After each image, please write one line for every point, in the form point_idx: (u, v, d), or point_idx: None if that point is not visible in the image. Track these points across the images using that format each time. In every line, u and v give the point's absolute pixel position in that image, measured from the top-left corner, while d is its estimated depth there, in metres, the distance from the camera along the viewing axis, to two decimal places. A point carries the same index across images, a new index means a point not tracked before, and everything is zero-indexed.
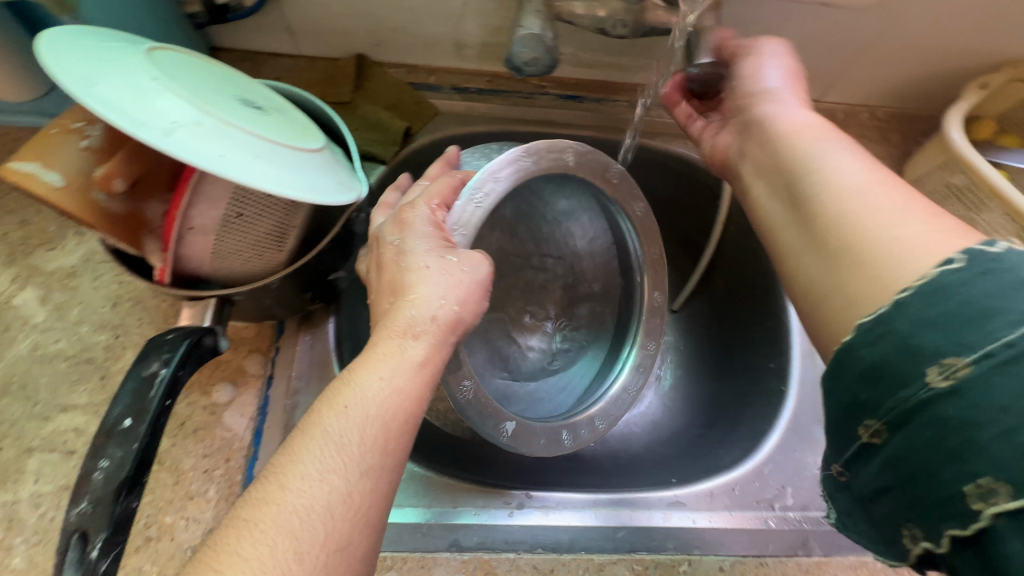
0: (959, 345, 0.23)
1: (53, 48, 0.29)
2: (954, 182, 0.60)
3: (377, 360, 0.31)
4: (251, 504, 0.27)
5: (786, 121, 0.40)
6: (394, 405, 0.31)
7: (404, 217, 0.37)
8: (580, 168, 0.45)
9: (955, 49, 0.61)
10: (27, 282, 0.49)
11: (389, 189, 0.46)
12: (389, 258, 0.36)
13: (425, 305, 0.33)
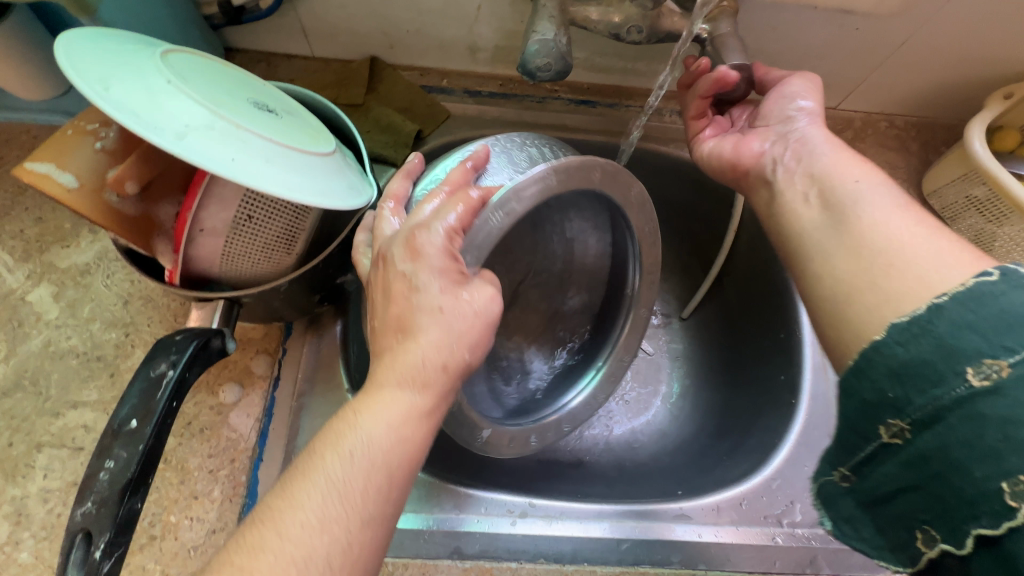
0: (1000, 348, 0.23)
1: (71, 50, 0.30)
2: (975, 195, 0.58)
3: (382, 406, 0.31)
4: (247, 550, 0.27)
5: (815, 153, 0.42)
6: (394, 453, 0.30)
7: (417, 245, 0.33)
8: (606, 186, 0.41)
9: (979, 58, 0.59)
10: (41, 279, 0.50)
11: (397, 178, 0.41)
12: (397, 290, 0.33)
13: (434, 351, 0.32)
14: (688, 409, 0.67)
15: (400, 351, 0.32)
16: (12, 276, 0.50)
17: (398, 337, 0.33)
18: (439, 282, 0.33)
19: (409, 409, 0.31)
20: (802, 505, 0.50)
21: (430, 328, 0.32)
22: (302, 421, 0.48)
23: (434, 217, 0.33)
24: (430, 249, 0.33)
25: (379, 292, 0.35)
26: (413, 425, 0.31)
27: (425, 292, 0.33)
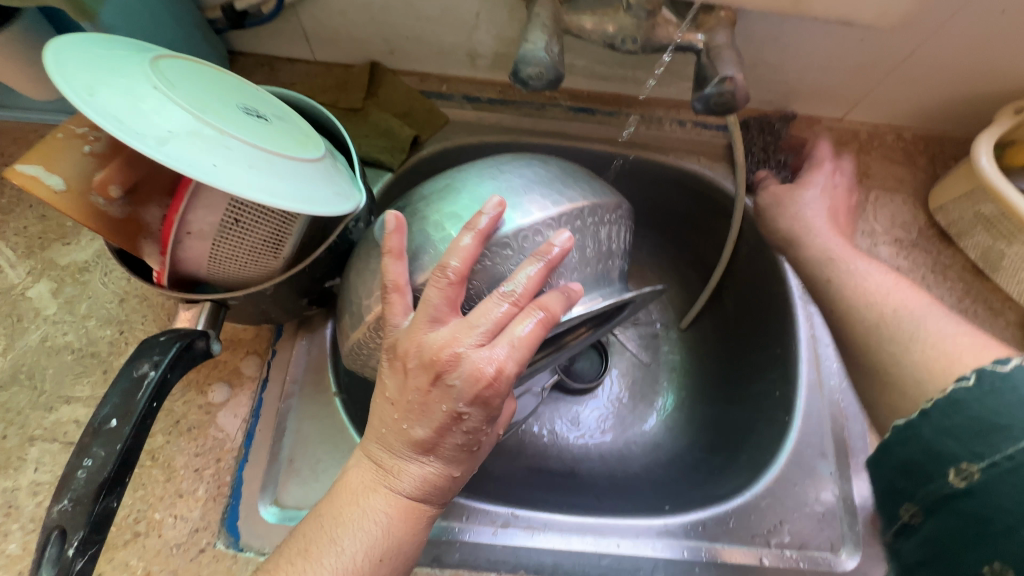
0: (972, 453, 0.29)
1: (59, 56, 0.30)
2: (982, 212, 0.56)
3: (381, 501, 0.33)
4: None
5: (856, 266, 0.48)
6: (391, 551, 0.32)
7: (487, 387, 0.32)
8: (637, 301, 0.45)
9: (990, 72, 0.58)
10: (42, 275, 0.51)
11: (461, 232, 0.35)
12: (442, 419, 0.32)
13: (448, 460, 0.33)
14: (683, 421, 0.66)
15: (417, 467, 0.33)
16: (15, 271, 0.51)
17: (421, 457, 0.33)
18: (487, 422, 0.33)
19: (422, 515, 0.34)
20: (791, 525, 0.49)
21: (453, 461, 0.33)
22: (289, 422, 0.49)
23: (510, 355, 0.32)
24: (498, 391, 0.32)
25: (414, 397, 0.33)
26: (420, 523, 0.34)
27: (472, 430, 0.33)
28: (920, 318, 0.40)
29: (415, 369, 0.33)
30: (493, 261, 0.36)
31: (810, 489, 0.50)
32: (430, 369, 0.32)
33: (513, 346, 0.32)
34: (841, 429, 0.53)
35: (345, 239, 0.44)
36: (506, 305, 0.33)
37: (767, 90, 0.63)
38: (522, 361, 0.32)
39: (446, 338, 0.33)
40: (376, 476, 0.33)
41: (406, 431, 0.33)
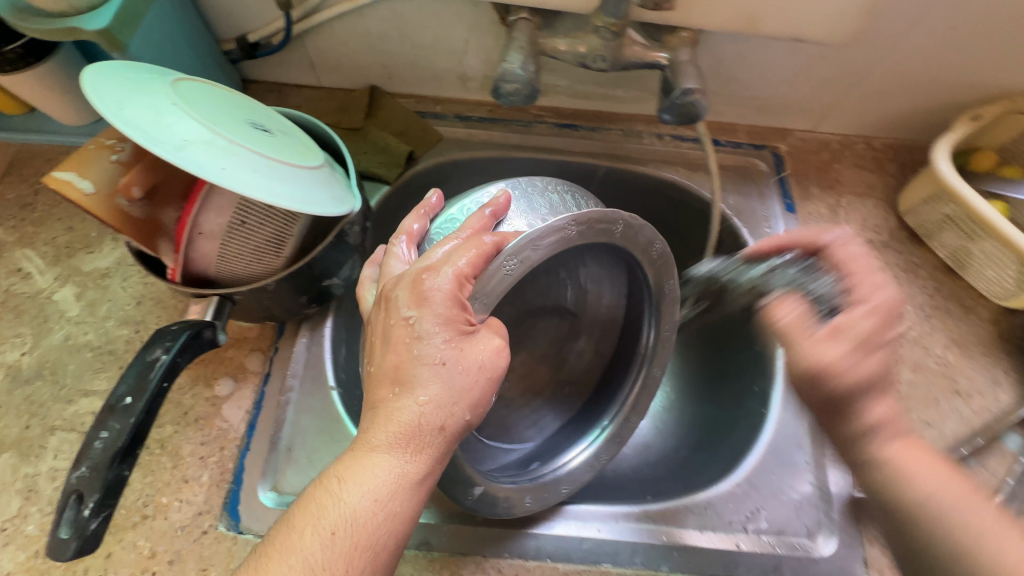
0: None
1: (95, 77, 0.35)
2: (947, 213, 0.59)
3: (365, 472, 0.35)
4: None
5: (911, 468, 0.32)
6: (379, 523, 0.34)
7: (423, 289, 0.36)
8: (624, 241, 0.43)
9: (948, 83, 0.62)
10: (67, 281, 0.56)
11: (416, 208, 0.45)
12: (398, 337, 0.36)
13: (432, 411, 0.36)
14: (672, 423, 0.68)
15: (388, 412, 0.36)
16: (43, 277, 0.56)
17: (393, 392, 0.36)
18: (440, 326, 0.36)
19: (396, 479, 0.35)
20: (768, 512, 0.51)
21: (421, 383, 0.36)
22: (288, 414, 0.52)
23: (445, 262, 0.36)
24: (437, 294, 0.36)
25: (375, 333, 0.38)
26: (391, 485, 0.35)
27: (426, 335, 0.36)
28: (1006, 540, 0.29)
29: (375, 307, 0.39)
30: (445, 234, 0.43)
31: (787, 479, 0.52)
32: (381, 300, 0.38)
33: (449, 255, 0.37)
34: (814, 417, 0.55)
35: (342, 240, 0.47)
36: (456, 239, 0.39)
37: (739, 105, 0.67)
38: (460, 263, 0.36)
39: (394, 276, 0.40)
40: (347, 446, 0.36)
41: (375, 371, 0.37)
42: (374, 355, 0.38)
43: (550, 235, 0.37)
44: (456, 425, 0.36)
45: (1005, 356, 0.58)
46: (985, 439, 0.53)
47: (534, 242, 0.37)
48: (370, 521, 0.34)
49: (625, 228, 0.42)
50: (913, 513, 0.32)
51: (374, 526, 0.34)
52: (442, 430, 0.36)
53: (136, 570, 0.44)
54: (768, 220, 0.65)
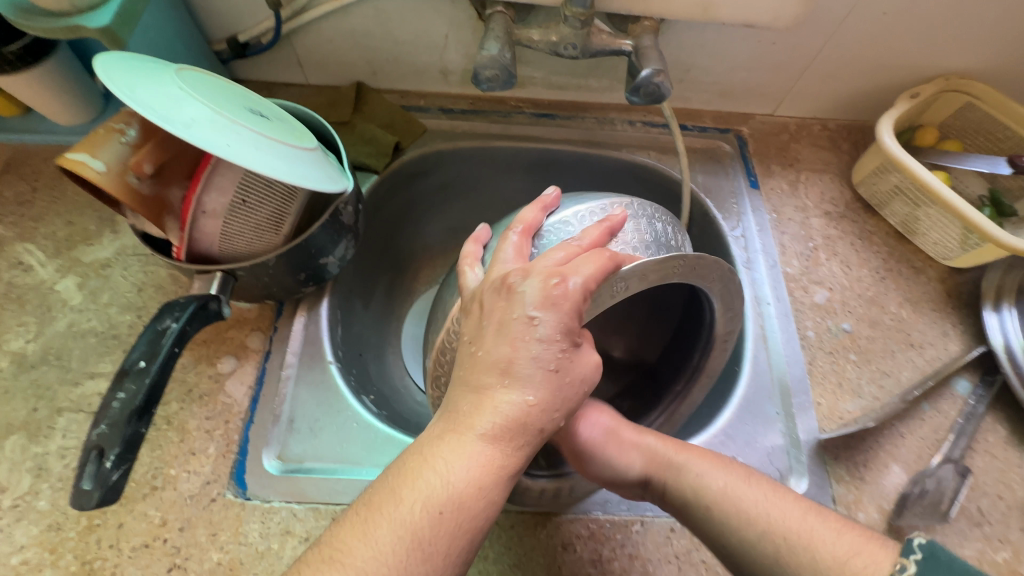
0: None
1: (106, 65, 0.38)
2: (894, 183, 0.65)
3: (455, 448, 0.34)
4: (330, 549, 0.32)
5: (684, 473, 0.46)
6: (470, 501, 0.33)
7: (554, 293, 0.37)
8: (717, 285, 0.48)
9: (888, 64, 0.68)
10: (68, 271, 0.58)
11: (532, 206, 0.48)
12: (516, 330, 0.36)
13: (538, 414, 0.36)
14: None
15: (493, 399, 0.35)
16: (44, 269, 0.58)
17: (499, 381, 0.36)
18: (558, 332, 0.37)
19: (490, 464, 0.34)
20: (743, 459, 0.54)
21: (532, 382, 0.35)
22: (289, 389, 0.54)
23: (571, 270, 0.38)
24: (567, 300, 0.37)
25: (488, 318, 0.38)
26: (492, 474, 0.34)
27: (546, 339, 0.36)
28: (757, 500, 0.43)
29: (490, 291, 0.39)
30: (553, 236, 0.45)
31: (760, 430, 0.56)
32: (502, 286, 0.39)
33: (578, 264, 0.39)
34: (782, 372, 0.59)
35: (337, 219, 0.51)
36: (579, 250, 0.41)
37: (702, 91, 0.72)
38: (586, 276, 0.38)
39: (511, 266, 0.41)
40: (444, 425, 0.36)
41: (478, 356, 0.37)
42: (472, 342, 0.38)
43: (660, 271, 0.42)
44: (551, 429, 0.37)
45: (953, 311, 0.63)
46: (937, 385, 0.58)
47: (644, 272, 0.41)
48: (470, 502, 0.33)
49: (718, 277, 0.47)
50: (707, 505, 0.44)
51: (473, 509, 0.33)
52: (544, 431, 0.36)
53: (148, 538, 0.46)
54: (734, 195, 0.70)
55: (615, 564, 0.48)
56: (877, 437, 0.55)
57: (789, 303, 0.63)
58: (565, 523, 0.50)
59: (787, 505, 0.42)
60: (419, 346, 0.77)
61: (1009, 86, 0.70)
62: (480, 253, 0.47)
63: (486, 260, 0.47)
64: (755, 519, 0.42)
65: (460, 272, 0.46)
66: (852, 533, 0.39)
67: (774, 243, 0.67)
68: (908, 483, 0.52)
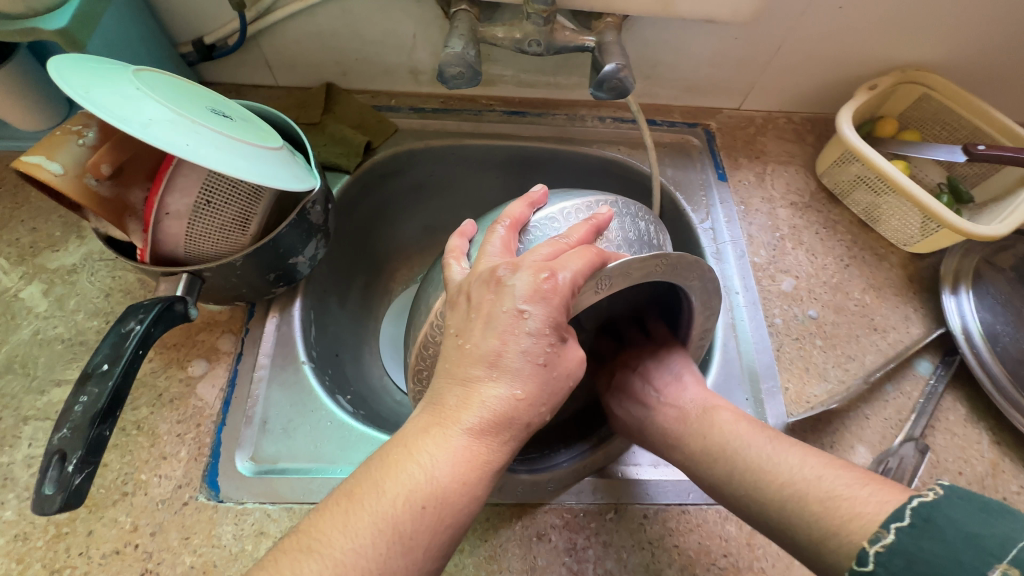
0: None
1: (60, 66, 0.38)
2: (856, 173, 0.67)
3: (439, 438, 0.34)
4: (307, 536, 0.32)
5: (721, 440, 0.49)
6: (451, 492, 0.33)
7: (545, 286, 0.35)
8: (697, 291, 0.46)
9: (847, 57, 0.69)
10: (33, 278, 0.57)
11: (519, 200, 0.45)
12: (504, 324, 0.35)
13: (525, 410, 0.35)
14: None
15: (479, 393, 0.35)
16: (8, 277, 0.57)
17: (486, 373, 0.35)
18: (547, 326, 0.35)
19: (473, 458, 0.34)
20: None
21: (520, 376, 0.35)
22: (262, 390, 0.54)
23: (561, 264, 0.36)
24: (557, 293, 0.35)
25: (476, 311, 0.37)
26: (477, 469, 0.34)
27: (536, 333, 0.35)
28: (788, 463, 0.44)
29: (477, 283, 0.38)
30: (540, 233, 0.43)
31: None
32: (490, 279, 0.37)
33: (566, 258, 0.37)
34: (751, 359, 0.60)
35: (304, 218, 0.50)
36: (567, 246, 0.39)
37: (670, 87, 0.74)
38: (576, 270, 0.36)
39: (499, 260, 0.39)
40: (429, 418, 0.35)
41: (465, 348, 0.36)
42: (451, 338, 0.37)
43: (644, 268, 0.40)
44: (538, 424, 0.36)
45: (914, 295, 0.65)
46: (899, 367, 0.60)
47: (629, 269, 0.39)
48: (453, 497, 0.33)
49: (699, 279, 0.44)
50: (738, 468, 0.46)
51: (455, 504, 0.33)
52: (530, 425, 0.36)
53: (119, 545, 0.46)
54: (703, 188, 0.71)
55: (590, 551, 0.49)
56: (842, 419, 0.57)
57: (757, 292, 0.64)
58: (540, 514, 0.50)
59: (800, 459, 0.44)
60: (397, 345, 0.77)
61: (963, 77, 0.72)
62: (466, 248, 0.45)
63: (472, 254, 0.45)
64: (783, 479, 0.43)
65: (444, 265, 0.44)
66: (873, 489, 0.40)
67: (742, 234, 0.68)
68: (873, 462, 0.54)
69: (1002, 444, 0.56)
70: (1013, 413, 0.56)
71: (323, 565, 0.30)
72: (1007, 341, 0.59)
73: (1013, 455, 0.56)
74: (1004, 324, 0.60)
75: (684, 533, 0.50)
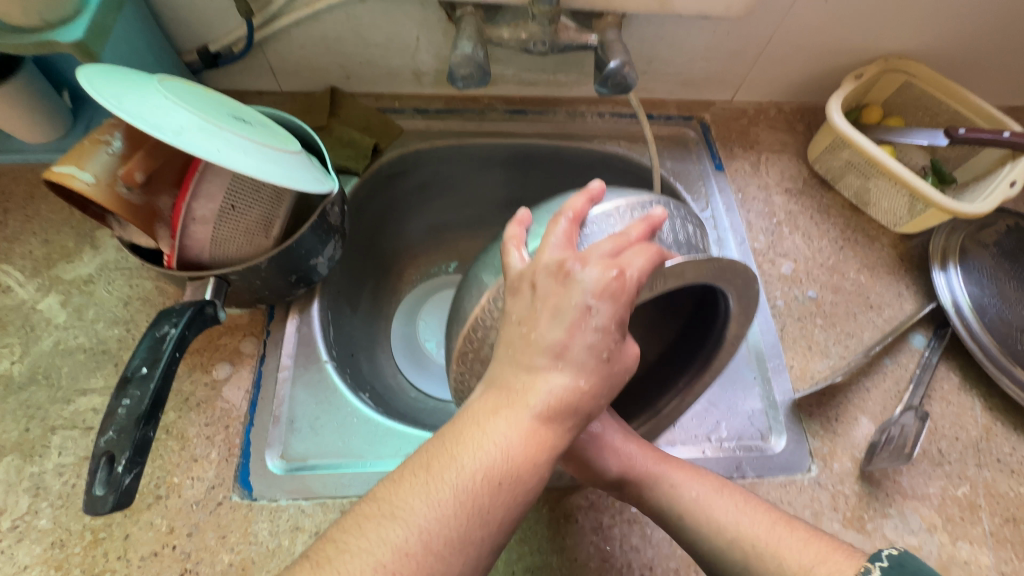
0: None
1: (91, 78, 0.39)
2: (846, 159, 0.70)
3: (510, 414, 0.36)
4: (383, 503, 0.34)
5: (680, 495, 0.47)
6: (522, 466, 0.35)
7: (614, 284, 0.38)
8: (738, 290, 0.47)
9: (833, 48, 0.73)
10: (50, 290, 0.57)
11: (579, 194, 0.47)
12: (572, 317, 0.37)
13: (588, 399, 0.37)
14: None
15: (544, 380, 0.37)
16: (24, 289, 0.57)
17: (551, 363, 0.37)
18: (613, 322, 0.38)
19: (542, 440, 0.36)
20: (727, 423, 0.58)
21: (584, 368, 0.37)
22: (288, 390, 0.55)
23: (630, 262, 0.39)
24: (625, 292, 0.38)
25: (543, 302, 0.38)
26: (545, 451, 0.36)
27: (601, 329, 0.37)
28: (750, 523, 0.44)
29: (545, 273, 0.39)
30: (598, 228, 0.45)
31: (741, 395, 0.60)
32: (559, 271, 0.39)
33: (631, 256, 0.40)
34: (757, 341, 0.63)
35: (324, 219, 0.52)
36: (631, 244, 0.41)
37: (666, 81, 0.76)
38: (642, 269, 0.39)
39: (564, 252, 0.41)
40: (497, 399, 0.37)
41: (530, 337, 0.38)
42: (515, 326, 0.39)
43: (693, 270, 0.43)
44: (595, 414, 0.38)
45: (906, 273, 0.68)
46: (896, 341, 0.63)
47: (679, 270, 0.42)
48: (525, 475, 0.35)
49: (736, 278, 0.46)
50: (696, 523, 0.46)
51: (527, 481, 0.35)
52: (590, 414, 0.38)
53: (157, 547, 0.46)
54: (702, 178, 0.74)
55: (616, 529, 0.51)
56: (845, 393, 0.60)
57: (759, 277, 0.67)
58: (566, 497, 0.52)
59: (760, 520, 0.44)
60: (408, 343, 0.78)
61: (942, 64, 0.76)
62: (524, 236, 0.46)
63: (530, 244, 0.46)
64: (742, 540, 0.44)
65: (505, 251, 0.45)
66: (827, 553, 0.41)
67: (741, 221, 0.71)
68: (876, 432, 0.57)
69: (994, 408, 0.60)
70: (1003, 379, 0.59)
71: (410, 531, 0.32)
72: (994, 313, 0.63)
73: (1005, 419, 0.59)
74: (991, 297, 0.63)
75: None
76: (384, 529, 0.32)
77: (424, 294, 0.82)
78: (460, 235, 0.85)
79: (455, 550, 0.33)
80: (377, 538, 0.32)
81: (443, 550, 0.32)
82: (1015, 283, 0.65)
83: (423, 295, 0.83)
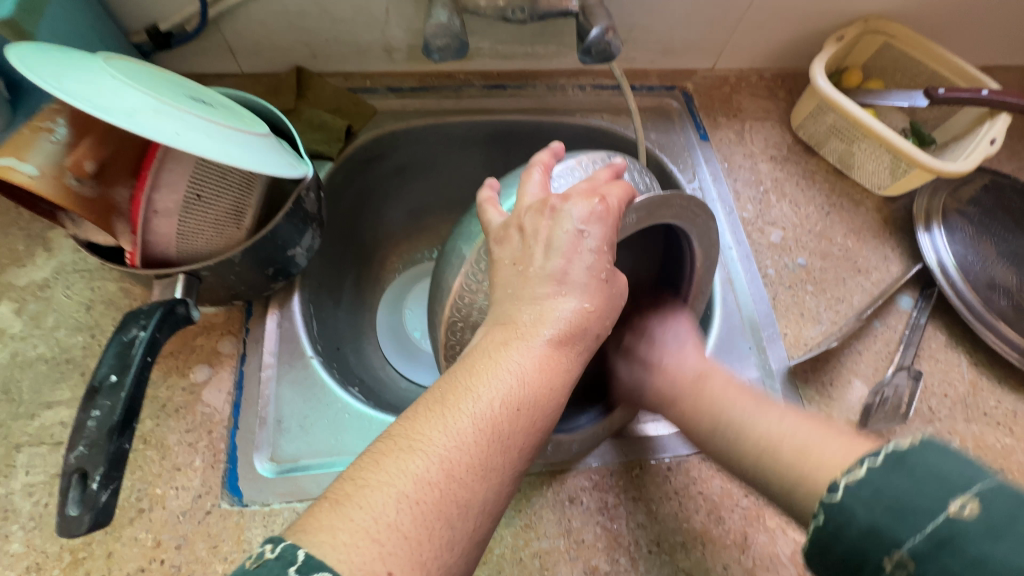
0: (903, 516, 0.27)
1: (25, 57, 0.35)
2: (831, 123, 0.69)
3: (518, 341, 0.35)
4: (399, 439, 0.31)
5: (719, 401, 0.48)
6: (540, 389, 0.34)
7: (606, 208, 0.39)
8: (698, 233, 0.51)
9: (813, 11, 0.71)
10: (1, 298, 0.53)
11: (543, 150, 0.47)
12: (566, 244, 0.37)
13: (595, 321, 0.37)
14: None
15: (552, 307, 0.36)
16: None
17: (555, 290, 0.37)
18: (606, 244, 0.38)
19: (555, 365, 0.35)
20: None
21: (586, 290, 0.37)
22: (273, 390, 0.53)
23: (607, 190, 0.40)
24: (612, 215, 0.39)
25: (533, 238, 0.39)
26: (559, 376, 0.35)
27: (596, 250, 0.38)
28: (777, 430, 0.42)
29: (529, 213, 0.40)
30: (564, 181, 0.45)
31: (736, 364, 0.60)
32: (544, 208, 0.39)
33: (608, 189, 0.41)
34: (750, 311, 0.63)
35: (300, 207, 0.48)
36: (600, 180, 0.43)
37: (647, 50, 0.74)
38: (615, 196, 0.40)
39: (543, 195, 0.41)
40: (505, 333, 0.36)
41: (527, 272, 0.38)
42: (507, 272, 0.39)
43: (663, 207, 0.45)
44: (602, 337, 0.39)
45: (891, 235, 0.69)
46: (884, 304, 0.63)
47: (651, 206, 0.44)
48: (543, 400, 0.34)
49: (698, 216, 0.49)
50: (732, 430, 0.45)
51: (544, 406, 0.34)
52: (597, 336, 0.38)
53: (143, 562, 0.44)
54: (687, 149, 0.72)
55: (621, 508, 0.50)
56: (839, 357, 0.60)
57: (748, 246, 0.66)
58: (569, 478, 0.51)
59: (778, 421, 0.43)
60: (395, 333, 0.75)
61: (918, 24, 0.76)
62: (498, 199, 0.45)
63: (505, 205, 0.45)
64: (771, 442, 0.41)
65: (480, 212, 0.44)
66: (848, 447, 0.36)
67: (728, 190, 0.70)
68: (870, 394, 0.57)
69: (980, 363, 0.61)
70: (989, 334, 0.60)
71: (431, 460, 0.29)
72: (978, 270, 0.63)
73: (990, 374, 0.60)
74: (974, 254, 0.64)
75: (707, 480, 0.52)
76: (401, 463, 0.29)
77: (408, 282, 0.79)
78: (441, 219, 0.81)
79: (478, 478, 0.30)
80: (397, 470, 0.29)
81: (468, 477, 0.30)
82: (995, 240, 0.66)
83: (407, 282, 0.80)
